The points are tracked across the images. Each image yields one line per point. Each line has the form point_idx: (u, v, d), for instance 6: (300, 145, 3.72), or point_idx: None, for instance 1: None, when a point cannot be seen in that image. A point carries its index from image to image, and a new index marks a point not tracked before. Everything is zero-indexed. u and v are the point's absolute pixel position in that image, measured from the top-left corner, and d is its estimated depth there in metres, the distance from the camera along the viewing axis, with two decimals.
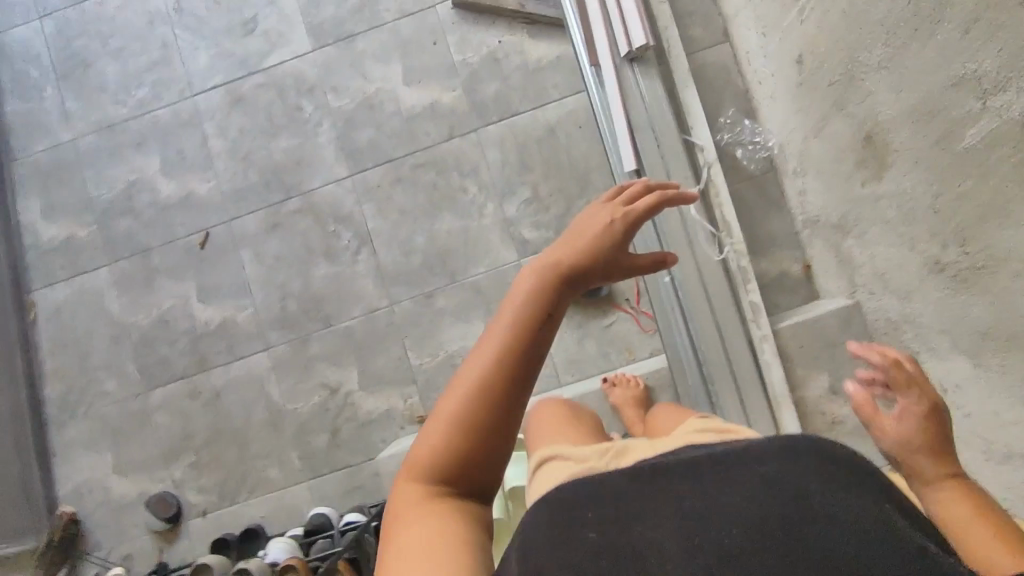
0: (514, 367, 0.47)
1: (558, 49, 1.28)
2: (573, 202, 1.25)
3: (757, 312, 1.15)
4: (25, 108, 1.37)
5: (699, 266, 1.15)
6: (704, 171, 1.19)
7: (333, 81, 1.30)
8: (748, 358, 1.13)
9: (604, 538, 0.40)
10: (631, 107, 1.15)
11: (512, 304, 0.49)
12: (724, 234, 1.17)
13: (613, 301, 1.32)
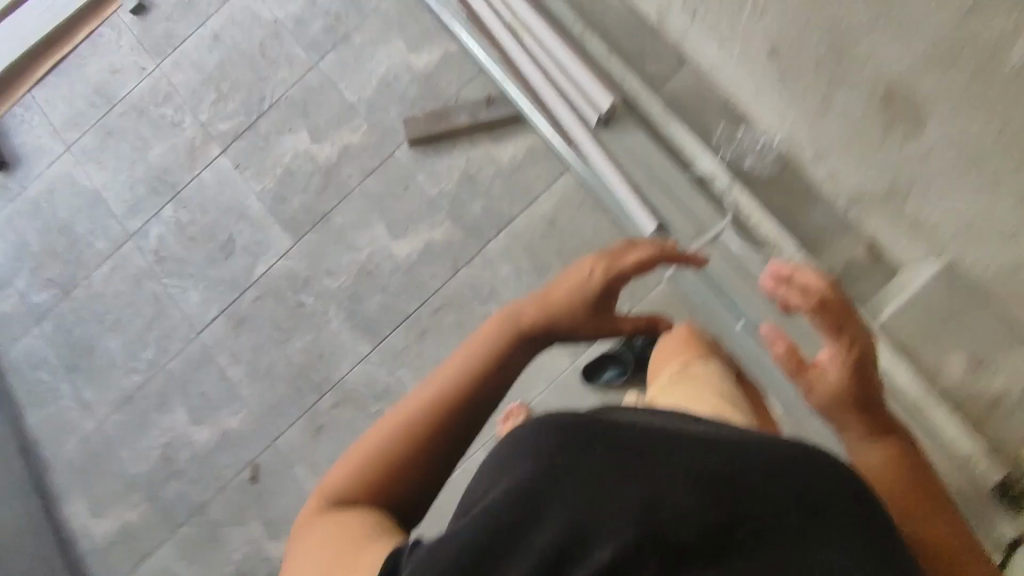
0: (434, 415, 0.56)
1: (527, 141, 1.24)
2: None
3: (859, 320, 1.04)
4: (45, 414, 1.36)
5: (768, 302, 1.09)
6: (726, 198, 1.13)
7: (325, 264, 1.26)
8: None
9: (599, 482, 0.38)
10: (628, 172, 1.14)
11: (452, 362, 0.58)
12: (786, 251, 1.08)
13: None
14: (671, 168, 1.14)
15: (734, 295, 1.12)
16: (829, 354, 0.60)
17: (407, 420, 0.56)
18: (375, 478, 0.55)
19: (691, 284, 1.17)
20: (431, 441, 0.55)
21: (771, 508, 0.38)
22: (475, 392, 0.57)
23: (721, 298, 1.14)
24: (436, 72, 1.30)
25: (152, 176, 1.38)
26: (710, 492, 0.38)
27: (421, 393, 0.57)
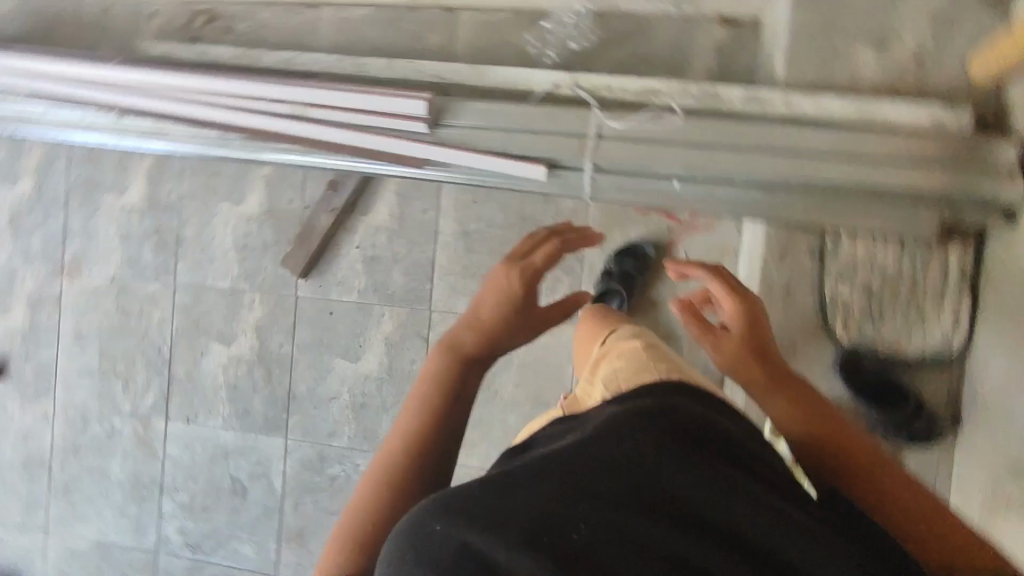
0: (418, 445, 0.69)
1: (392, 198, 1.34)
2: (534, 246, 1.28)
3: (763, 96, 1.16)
4: None
5: (681, 145, 1.17)
6: (576, 92, 1.25)
7: (337, 409, 1.35)
8: (782, 132, 1.13)
9: (538, 506, 0.48)
10: (485, 144, 1.21)
11: (418, 389, 0.72)
12: (668, 94, 1.21)
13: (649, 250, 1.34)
14: (517, 110, 1.22)
15: (656, 159, 1.17)
16: (738, 319, 0.80)
17: (410, 441, 0.69)
18: (376, 519, 0.64)
19: (606, 185, 1.20)
20: (420, 468, 0.68)
21: (690, 509, 0.50)
22: (446, 414, 0.71)
23: (640, 175, 1.19)
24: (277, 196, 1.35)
25: (144, 468, 1.44)
26: (653, 487, 0.50)
27: (412, 413, 0.71)
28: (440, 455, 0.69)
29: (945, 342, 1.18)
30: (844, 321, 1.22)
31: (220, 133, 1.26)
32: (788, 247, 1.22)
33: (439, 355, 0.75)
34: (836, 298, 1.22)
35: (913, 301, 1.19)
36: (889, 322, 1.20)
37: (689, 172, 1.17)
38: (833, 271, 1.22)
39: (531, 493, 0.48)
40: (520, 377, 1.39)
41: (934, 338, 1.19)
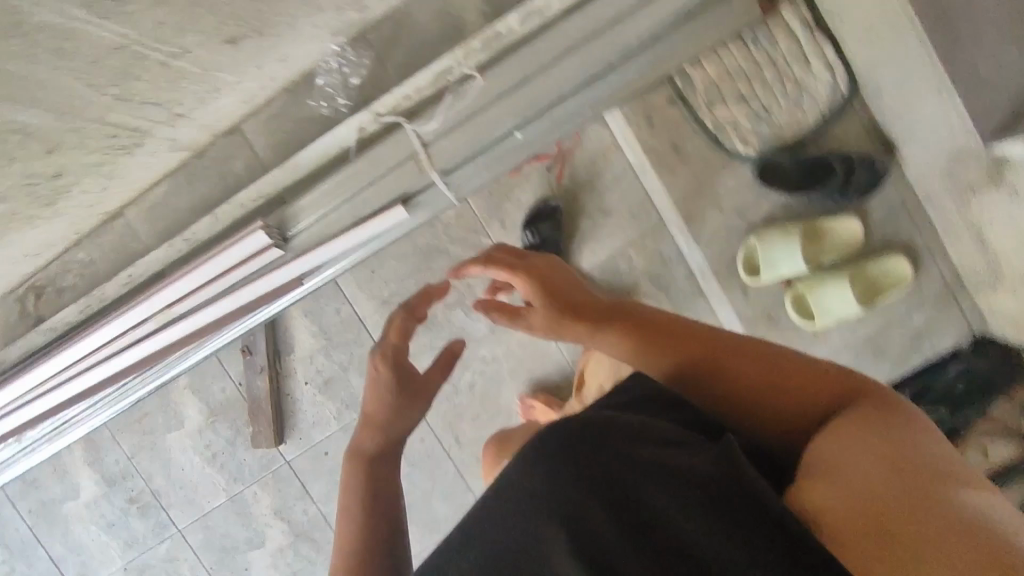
0: (364, 550, 0.73)
1: (312, 310, 1.45)
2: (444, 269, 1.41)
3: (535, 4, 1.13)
4: None
5: (497, 100, 1.14)
6: (382, 120, 1.22)
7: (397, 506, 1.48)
8: (568, 28, 1.10)
9: None
10: (339, 224, 1.21)
11: (348, 498, 0.77)
12: (457, 61, 1.17)
13: (538, 194, 1.39)
14: (342, 177, 1.19)
15: (487, 126, 1.16)
16: (530, 293, 0.73)
17: (356, 555, 0.73)
18: None
19: (463, 178, 1.22)
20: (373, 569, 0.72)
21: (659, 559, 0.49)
22: (378, 512, 0.76)
23: (483, 151, 1.20)
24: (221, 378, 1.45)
25: None
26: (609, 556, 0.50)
27: (346, 531, 0.75)
28: (390, 556, 0.74)
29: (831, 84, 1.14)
30: (740, 134, 1.17)
31: (132, 373, 1.29)
32: (647, 116, 1.20)
33: (350, 469, 0.79)
34: (720, 119, 1.17)
35: (784, 73, 1.15)
36: (777, 108, 1.16)
37: (521, 115, 1.15)
38: (700, 100, 1.18)
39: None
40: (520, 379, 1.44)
41: (823, 91, 1.15)
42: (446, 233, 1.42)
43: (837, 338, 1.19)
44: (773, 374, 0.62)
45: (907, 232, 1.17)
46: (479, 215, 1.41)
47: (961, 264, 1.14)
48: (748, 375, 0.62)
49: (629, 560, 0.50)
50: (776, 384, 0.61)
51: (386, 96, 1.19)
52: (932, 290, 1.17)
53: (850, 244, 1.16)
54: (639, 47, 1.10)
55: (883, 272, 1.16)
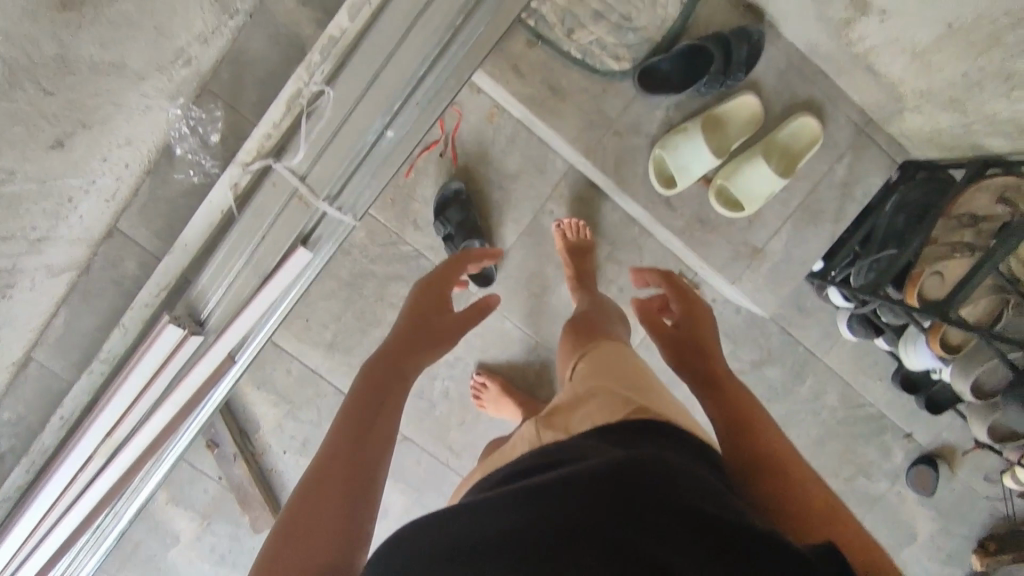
0: (367, 438, 0.65)
1: (268, 376, 1.43)
2: (376, 290, 1.40)
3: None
4: None
5: (353, 108, 1.08)
6: (251, 169, 1.16)
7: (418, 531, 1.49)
8: (396, 13, 1.05)
9: (528, 515, 0.52)
10: (246, 290, 1.16)
11: (369, 370, 0.71)
12: (305, 81, 1.11)
13: (438, 181, 1.35)
14: (233, 242, 1.14)
15: (356, 137, 1.09)
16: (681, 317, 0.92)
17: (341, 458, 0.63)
18: (319, 499, 0.60)
19: (356, 198, 1.14)
20: (368, 463, 0.64)
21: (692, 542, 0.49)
22: (395, 412, 0.69)
23: (364, 167, 1.12)
24: (200, 478, 1.43)
25: None
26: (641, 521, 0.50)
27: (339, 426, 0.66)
28: (366, 487, 0.62)
29: None
30: (609, 51, 1.11)
31: (105, 507, 1.26)
32: (514, 69, 1.12)
33: (372, 365, 0.72)
34: (585, 43, 1.11)
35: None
36: (637, 12, 1.10)
37: (387, 112, 1.09)
38: (559, 31, 1.10)
39: (514, 500, 0.54)
40: (488, 366, 1.43)
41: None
42: (365, 256, 1.38)
43: (770, 219, 1.18)
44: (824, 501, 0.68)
45: (803, 89, 1.14)
46: (391, 227, 1.37)
47: (865, 103, 1.12)
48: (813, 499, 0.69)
49: (669, 528, 0.50)
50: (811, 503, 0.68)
51: (246, 143, 1.15)
52: (845, 137, 1.16)
53: (752, 120, 1.13)
54: (472, 5, 1.05)
55: (793, 136, 1.13)
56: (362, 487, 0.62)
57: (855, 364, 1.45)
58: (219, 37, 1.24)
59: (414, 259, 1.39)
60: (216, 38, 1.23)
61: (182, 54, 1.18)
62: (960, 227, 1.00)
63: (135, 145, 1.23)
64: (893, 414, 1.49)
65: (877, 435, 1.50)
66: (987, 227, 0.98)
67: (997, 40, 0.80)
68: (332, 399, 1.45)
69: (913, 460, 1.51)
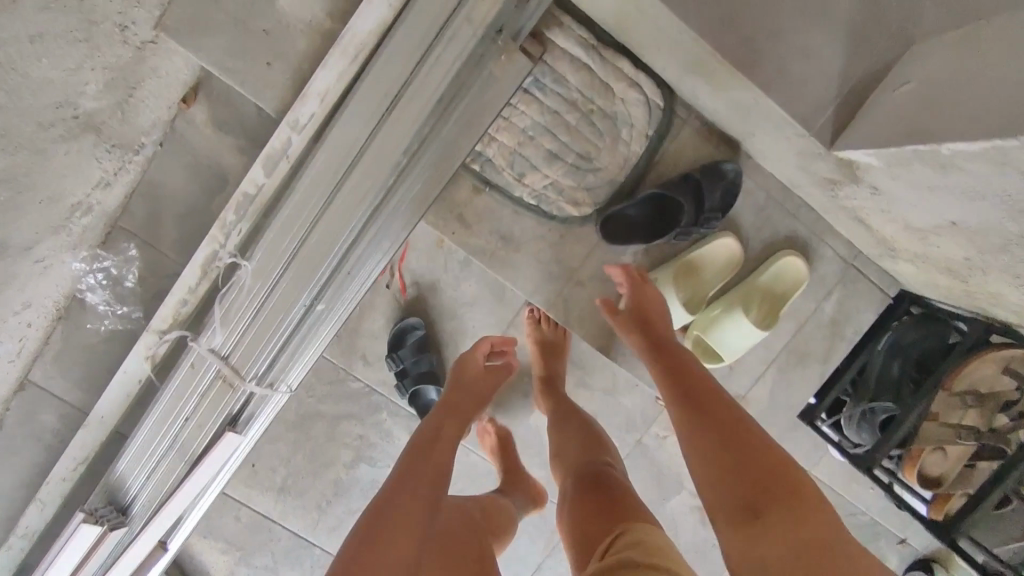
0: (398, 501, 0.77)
1: (213, 525, 1.30)
2: (327, 427, 1.28)
3: (274, 145, 0.92)
4: None
5: (275, 282, 0.95)
6: (167, 338, 1.03)
7: None
8: (319, 176, 0.91)
9: None
10: (172, 475, 1.04)
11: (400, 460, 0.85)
12: (220, 242, 0.96)
13: (389, 313, 1.22)
14: (151, 425, 1.01)
15: (280, 313, 0.96)
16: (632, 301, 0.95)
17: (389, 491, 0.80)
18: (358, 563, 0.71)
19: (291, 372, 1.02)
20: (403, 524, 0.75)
21: None
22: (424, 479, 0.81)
23: (294, 340, 1.00)
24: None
25: None
26: None
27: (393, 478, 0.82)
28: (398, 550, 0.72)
29: (645, 105, 0.95)
30: (567, 195, 0.98)
31: None
32: (461, 218, 0.99)
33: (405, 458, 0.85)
34: (538, 187, 0.98)
35: (587, 108, 0.94)
36: (597, 149, 0.97)
37: (314, 286, 0.97)
38: (508, 173, 0.97)
39: None
40: None
41: (639, 112, 0.95)
42: (312, 396, 1.26)
43: (751, 364, 1.08)
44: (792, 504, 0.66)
45: (787, 224, 1.02)
46: (338, 363, 1.24)
47: (853, 240, 1.01)
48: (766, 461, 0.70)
49: None
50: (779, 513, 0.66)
51: (159, 310, 1.01)
52: (833, 273, 1.04)
53: (728, 265, 1.01)
54: (405, 163, 0.91)
55: (776, 278, 1.02)
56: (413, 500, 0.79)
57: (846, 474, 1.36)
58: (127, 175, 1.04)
59: (366, 395, 1.27)
60: (121, 177, 1.03)
61: (82, 206, 1.03)
62: (963, 406, 0.90)
63: (36, 304, 1.09)
64: (887, 521, 1.41)
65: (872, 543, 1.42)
66: (990, 406, 0.90)
67: (1005, 249, 0.69)
68: (287, 542, 1.34)
69: (909, 565, 1.43)
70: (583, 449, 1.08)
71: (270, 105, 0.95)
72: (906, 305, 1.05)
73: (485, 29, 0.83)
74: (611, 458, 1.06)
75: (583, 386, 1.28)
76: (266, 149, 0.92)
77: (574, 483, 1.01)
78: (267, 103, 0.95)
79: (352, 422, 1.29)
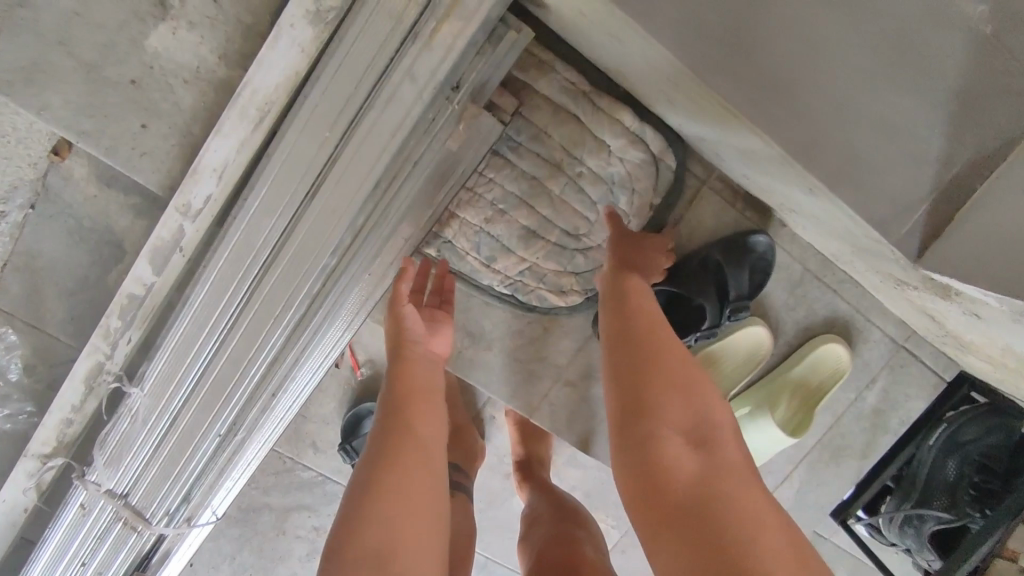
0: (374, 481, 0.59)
1: None
2: (275, 525, 1.08)
3: (161, 237, 0.70)
4: None
5: (177, 409, 0.73)
6: (51, 465, 0.82)
7: None
8: (223, 280, 0.68)
9: None
10: None
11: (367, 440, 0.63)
12: (105, 352, 0.75)
13: (339, 397, 1.00)
14: (40, 572, 0.80)
15: (188, 446, 0.75)
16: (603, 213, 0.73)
17: (349, 521, 0.56)
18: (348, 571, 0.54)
19: (211, 499, 0.81)
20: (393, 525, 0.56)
21: None
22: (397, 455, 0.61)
23: (212, 475, 0.78)
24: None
25: None
26: None
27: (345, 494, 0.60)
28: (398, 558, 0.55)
29: (653, 168, 0.73)
30: (550, 282, 0.80)
31: None
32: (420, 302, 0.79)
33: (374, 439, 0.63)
34: (513, 275, 0.78)
35: (576, 173, 0.71)
36: (587, 224, 0.75)
37: (228, 414, 0.74)
38: (474, 257, 0.78)
39: None
40: None
41: (641, 175, 0.73)
42: (255, 487, 1.05)
43: (777, 462, 0.90)
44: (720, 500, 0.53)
45: (827, 303, 0.82)
46: (284, 452, 1.03)
47: (907, 322, 0.82)
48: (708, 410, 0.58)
49: None
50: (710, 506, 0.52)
51: (37, 433, 0.79)
52: (880, 356, 0.85)
53: (752, 357, 0.82)
54: (338, 266, 0.68)
55: (812, 369, 0.82)
56: (390, 537, 0.55)
57: None
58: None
59: (319, 484, 1.06)
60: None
61: None
62: None
63: None
64: None
65: None
66: None
67: None
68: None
69: None
70: (554, 522, 0.89)
71: (155, 175, 0.72)
72: (964, 390, 0.86)
73: (436, 87, 0.59)
74: (590, 548, 0.83)
75: (573, 465, 1.09)
76: (150, 241, 0.70)
77: (538, 563, 0.82)
78: (151, 173, 0.72)
79: (305, 518, 1.08)
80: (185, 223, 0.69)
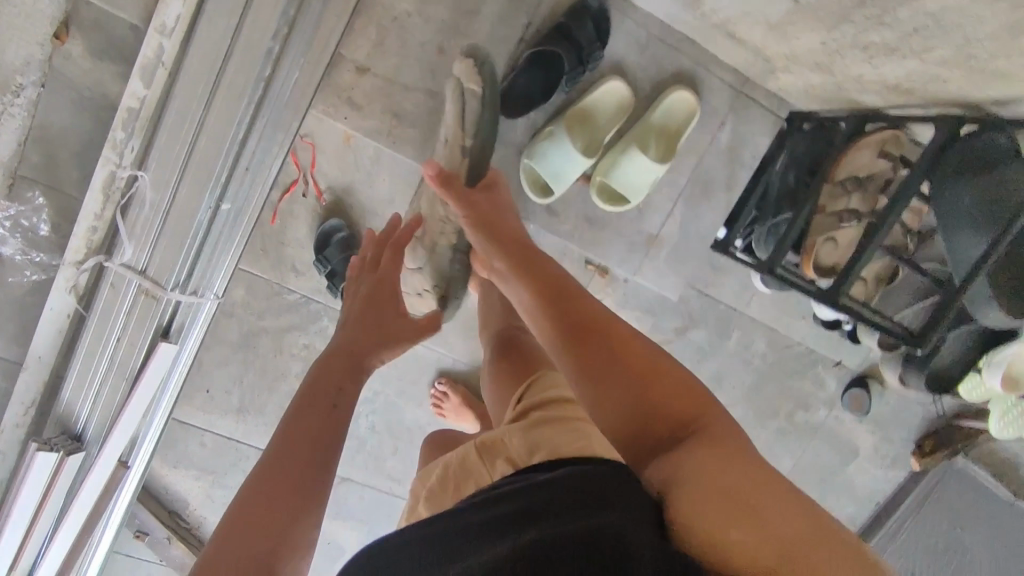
0: (274, 468, 0.66)
1: (183, 459, 1.33)
2: (274, 345, 1.30)
3: (147, 54, 0.91)
4: None
5: (175, 186, 0.95)
6: (84, 269, 1.03)
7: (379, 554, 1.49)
8: (197, 74, 0.90)
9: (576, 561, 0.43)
10: (117, 394, 1.05)
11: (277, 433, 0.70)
12: (115, 162, 0.96)
13: (309, 221, 1.22)
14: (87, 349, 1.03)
15: (187, 220, 0.97)
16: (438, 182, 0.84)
17: (245, 514, 0.63)
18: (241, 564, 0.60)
19: (211, 273, 1.04)
20: (280, 510, 0.63)
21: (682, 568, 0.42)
22: (294, 444, 0.68)
23: (209, 246, 1.01)
24: (141, 564, 1.39)
25: None
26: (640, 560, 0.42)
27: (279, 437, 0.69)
28: (283, 537, 0.63)
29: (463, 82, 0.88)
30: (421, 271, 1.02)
31: None
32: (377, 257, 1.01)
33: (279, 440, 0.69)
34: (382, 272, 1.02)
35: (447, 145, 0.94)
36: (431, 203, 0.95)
37: (215, 188, 0.97)
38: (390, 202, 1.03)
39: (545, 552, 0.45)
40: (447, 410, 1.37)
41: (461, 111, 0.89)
42: (251, 312, 1.26)
43: (659, 203, 1.13)
44: (656, 368, 0.59)
45: (672, 60, 1.05)
46: (270, 277, 1.25)
47: (737, 66, 1.05)
48: (584, 307, 0.67)
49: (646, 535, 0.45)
50: (636, 377, 0.59)
51: (70, 242, 1.00)
52: (723, 101, 1.08)
53: (619, 108, 1.04)
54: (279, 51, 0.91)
55: (668, 114, 1.05)
56: (279, 518, 0.63)
57: (779, 307, 1.43)
58: (13, 120, 1.04)
59: (304, 304, 1.28)
60: (8, 123, 1.04)
61: None
62: (847, 192, 0.97)
63: None
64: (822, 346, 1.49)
65: (812, 372, 1.50)
66: (871, 189, 0.97)
67: (843, 16, 0.73)
68: (255, 460, 1.36)
69: (847, 384, 1.52)
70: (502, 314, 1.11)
71: None
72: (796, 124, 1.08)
73: None
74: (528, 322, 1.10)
75: None
76: (139, 59, 0.91)
77: (490, 353, 1.07)
78: None
79: (297, 337, 1.30)
80: (161, 39, 0.91)
